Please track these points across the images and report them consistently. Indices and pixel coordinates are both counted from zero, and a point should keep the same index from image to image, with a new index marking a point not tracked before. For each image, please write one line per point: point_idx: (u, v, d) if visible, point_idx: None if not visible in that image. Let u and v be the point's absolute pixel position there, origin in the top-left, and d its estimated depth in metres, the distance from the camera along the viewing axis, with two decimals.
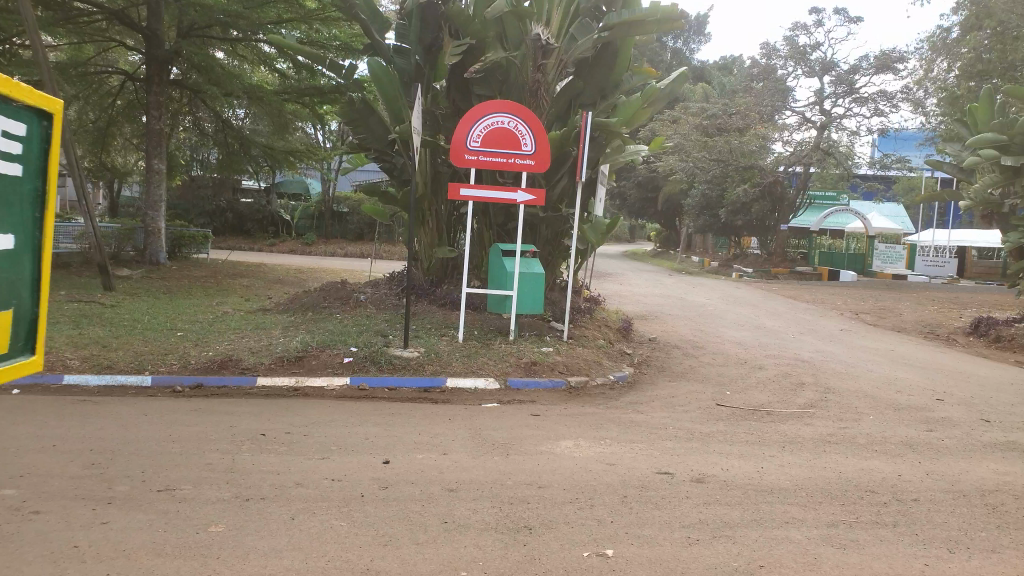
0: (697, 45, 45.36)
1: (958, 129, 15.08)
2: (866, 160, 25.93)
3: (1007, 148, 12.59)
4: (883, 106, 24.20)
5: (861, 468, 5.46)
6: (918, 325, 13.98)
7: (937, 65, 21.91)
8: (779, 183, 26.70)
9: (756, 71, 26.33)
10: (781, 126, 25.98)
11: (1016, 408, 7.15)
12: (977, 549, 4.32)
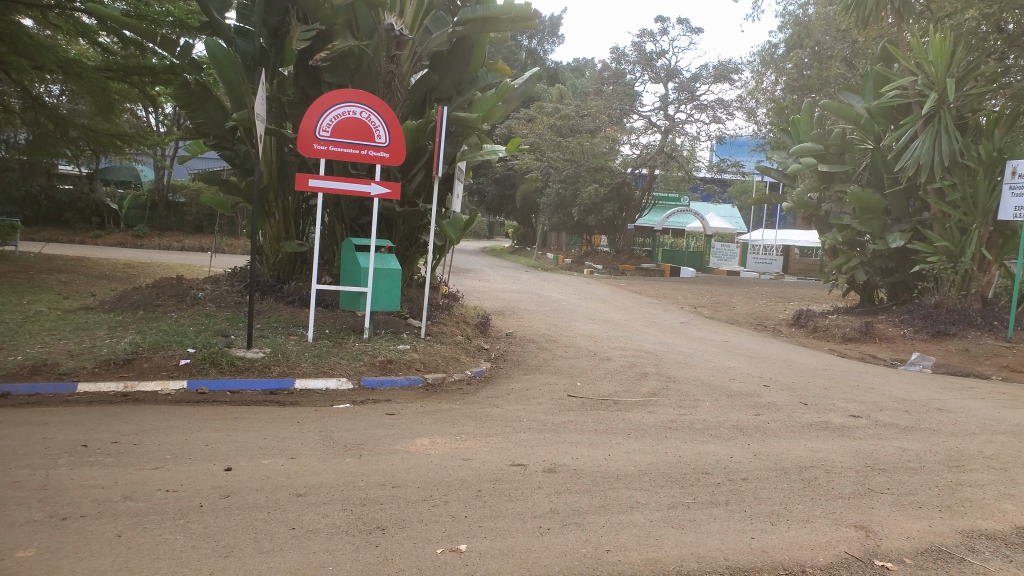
0: (550, 46, 46.41)
1: (783, 138, 16.40)
2: (704, 165, 28.04)
3: (823, 157, 14.54)
4: (721, 114, 25.90)
5: (699, 452, 5.87)
6: (748, 317, 15.14)
7: (766, 80, 23.83)
8: (626, 184, 28.18)
9: (607, 74, 27.33)
10: (629, 129, 27.28)
11: (830, 392, 7.95)
12: (794, 520, 4.91)
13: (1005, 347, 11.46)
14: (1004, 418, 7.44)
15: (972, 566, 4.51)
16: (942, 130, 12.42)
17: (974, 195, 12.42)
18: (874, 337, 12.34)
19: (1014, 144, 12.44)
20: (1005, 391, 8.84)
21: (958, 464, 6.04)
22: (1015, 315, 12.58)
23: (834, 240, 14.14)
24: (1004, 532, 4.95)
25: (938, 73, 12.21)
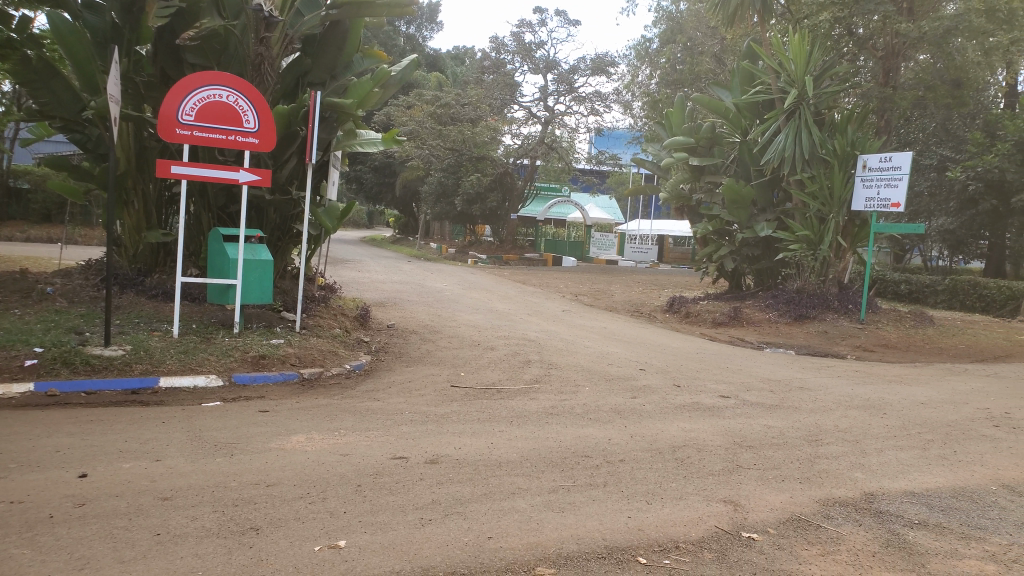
0: (430, 33, 46.15)
1: (657, 130, 16.95)
2: (584, 156, 28.61)
3: (694, 149, 15.30)
4: (598, 106, 26.60)
5: (579, 436, 6.01)
6: (626, 305, 15.66)
7: (641, 74, 24.28)
8: (509, 174, 28.73)
9: (487, 63, 27.49)
10: (510, 119, 27.87)
11: (701, 373, 8.36)
12: (669, 497, 5.15)
13: (857, 329, 12.47)
14: (854, 394, 8.10)
15: (826, 531, 4.93)
16: (802, 124, 13.24)
17: (831, 186, 13.27)
18: (741, 321, 13.05)
19: (863, 139, 13.60)
20: (856, 368, 9.62)
21: (815, 438, 6.52)
22: (866, 298, 13.68)
23: (705, 229, 14.86)
24: (853, 498, 5.45)
25: (797, 71, 13.07)
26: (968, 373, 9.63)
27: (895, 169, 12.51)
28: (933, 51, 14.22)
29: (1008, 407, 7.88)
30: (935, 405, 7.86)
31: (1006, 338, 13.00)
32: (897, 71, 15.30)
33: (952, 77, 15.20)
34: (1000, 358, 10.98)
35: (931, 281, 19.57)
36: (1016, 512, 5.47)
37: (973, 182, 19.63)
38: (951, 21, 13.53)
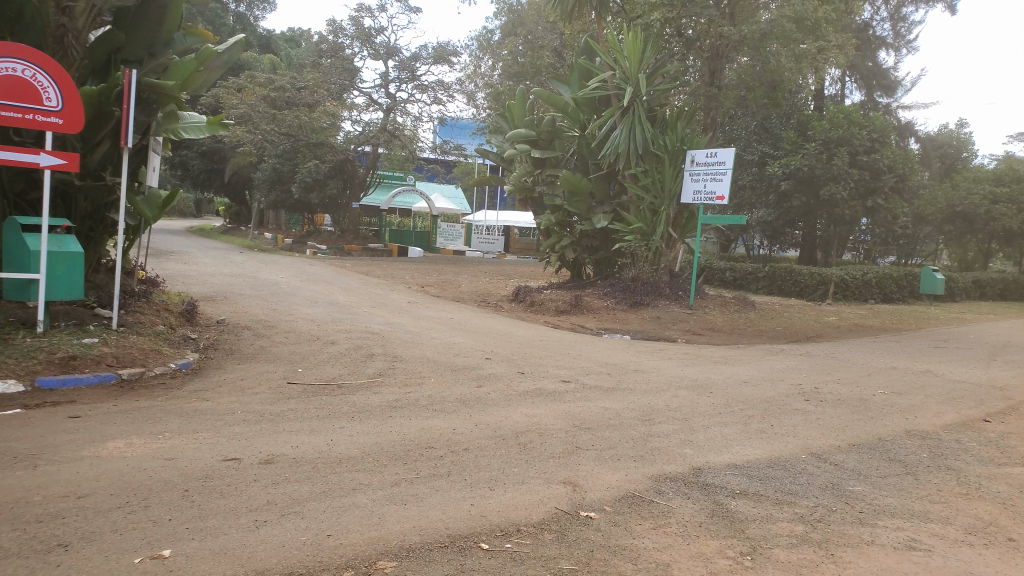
0: (262, 13, 44.07)
1: (499, 122, 17.17)
2: (428, 146, 28.44)
3: (536, 142, 15.56)
4: (441, 96, 26.63)
5: (422, 428, 5.99)
6: (472, 295, 15.79)
7: (483, 65, 25.00)
8: (349, 161, 28.11)
9: (325, 46, 26.92)
10: (351, 105, 27.00)
11: (544, 360, 8.58)
12: (511, 482, 5.28)
13: (686, 314, 13.34)
14: (684, 374, 8.64)
15: (658, 506, 5.27)
16: (636, 121, 13.92)
17: (661, 179, 14.25)
18: (582, 309, 13.54)
19: (691, 136, 14.56)
20: (686, 351, 10.25)
21: (649, 418, 6.88)
22: (694, 286, 14.77)
23: (548, 220, 15.26)
24: (682, 472, 5.85)
25: (632, 69, 13.72)
26: (783, 352, 10.55)
27: (720, 164, 13.49)
28: (752, 53, 15.56)
29: (817, 382, 8.73)
30: (755, 382, 8.56)
31: (814, 319, 14.38)
32: (721, 72, 16.47)
33: (767, 80, 16.64)
34: (810, 337, 12.14)
35: (752, 269, 21.14)
36: (820, 477, 6.10)
37: (787, 179, 21.32)
38: (766, 25, 14.99)
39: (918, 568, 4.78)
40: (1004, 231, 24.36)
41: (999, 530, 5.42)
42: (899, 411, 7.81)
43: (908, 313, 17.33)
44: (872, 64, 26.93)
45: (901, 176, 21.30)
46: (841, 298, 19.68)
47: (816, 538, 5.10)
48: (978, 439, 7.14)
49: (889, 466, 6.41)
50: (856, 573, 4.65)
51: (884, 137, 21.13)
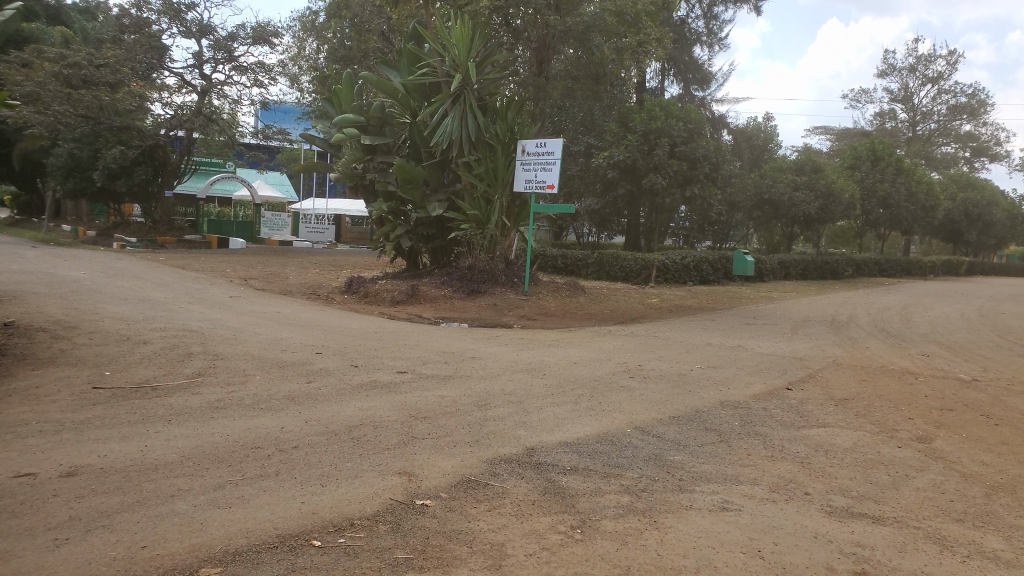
0: None
1: (325, 108, 16.63)
2: (248, 130, 27.72)
3: (365, 128, 15.15)
4: (262, 78, 25.59)
5: (248, 428, 5.75)
6: (302, 287, 15.31)
7: (308, 46, 23.71)
8: (161, 147, 26.65)
9: (126, 22, 24.86)
10: (159, 86, 25.41)
11: (378, 352, 8.49)
12: (345, 477, 5.18)
13: (521, 301, 13.76)
14: (518, 358, 8.88)
15: (493, 488, 5.38)
16: (466, 108, 14.15)
17: (495, 168, 14.69)
18: (418, 299, 13.54)
19: (520, 125, 15.10)
20: (521, 336, 10.52)
21: (484, 403, 7.01)
22: (530, 273, 15.33)
23: (381, 209, 15.00)
24: (516, 454, 6.01)
25: (459, 56, 13.88)
26: (611, 333, 11.11)
27: (549, 154, 14.12)
28: (578, 46, 16.00)
29: (641, 360, 9.29)
30: (585, 362, 8.98)
31: (640, 302, 15.24)
32: (548, 61, 16.90)
33: (592, 73, 16.83)
34: (636, 319, 12.87)
35: (582, 255, 22.10)
36: (644, 449, 6.48)
37: (612, 168, 22.41)
38: (590, 17, 15.48)
39: (729, 527, 5.22)
40: (804, 216, 26.97)
41: (798, 486, 6.03)
42: (714, 383, 8.47)
43: (722, 293, 18.78)
44: (688, 58, 28.85)
45: (715, 165, 22.91)
46: (663, 282, 20.91)
47: (640, 507, 5.42)
48: (780, 405, 7.89)
49: (705, 435, 6.94)
50: (675, 536, 5.01)
51: (699, 128, 22.59)
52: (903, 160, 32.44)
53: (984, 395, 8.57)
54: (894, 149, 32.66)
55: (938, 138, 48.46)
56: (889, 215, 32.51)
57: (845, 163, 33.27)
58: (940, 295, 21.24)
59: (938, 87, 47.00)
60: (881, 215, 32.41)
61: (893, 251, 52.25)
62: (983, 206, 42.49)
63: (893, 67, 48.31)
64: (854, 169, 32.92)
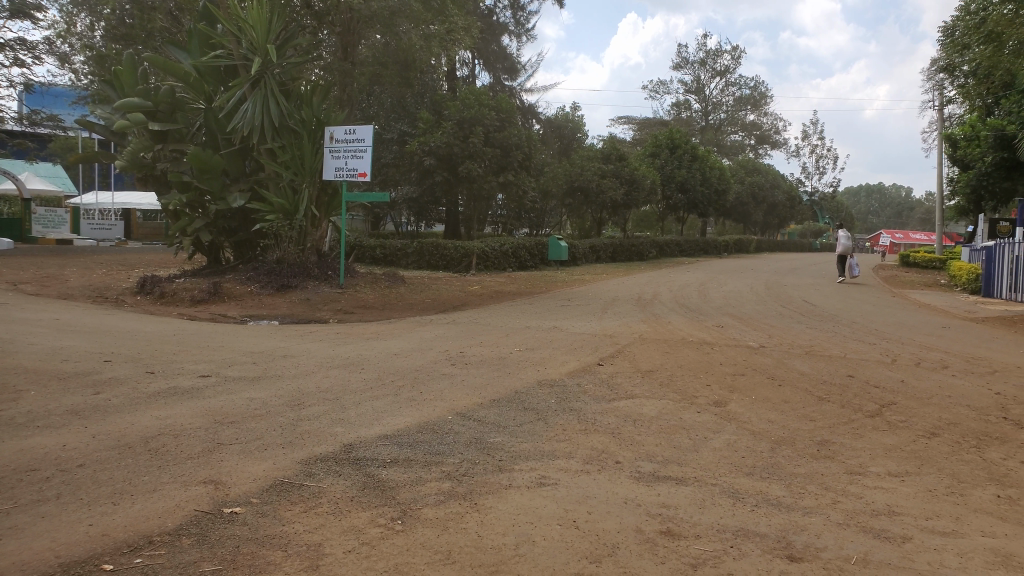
0: None
1: (104, 91, 15.20)
2: (11, 116, 25.19)
3: (153, 113, 14.06)
4: (24, 56, 22.99)
5: (21, 450, 5.17)
6: (85, 290, 13.94)
7: (80, 23, 20.60)
8: None
9: None
10: None
11: (177, 356, 7.95)
12: (141, 492, 4.80)
13: (335, 295, 13.53)
14: (334, 354, 8.65)
15: (308, 489, 5.20)
16: (267, 94, 13.77)
17: (301, 156, 14.32)
18: (222, 296, 12.83)
19: (327, 113, 14.81)
20: (337, 331, 10.26)
21: (298, 402, 6.78)
22: (343, 265, 15.29)
23: (176, 201, 14.02)
24: (333, 452, 5.85)
25: (258, 38, 13.43)
26: (431, 322, 11.14)
27: (359, 141, 13.86)
28: (384, 31, 15.87)
29: (461, 346, 9.41)
30: (405, 353, 8.94)
31: (460, 290, 15.42)
32: (355, 48, 16.60)
33: (401, 58, 16.68)
34: (456, 307, 13.00)
35: (401, 245, 22.13)
36: (465, 434, 6.55)
37: (428, 157, 22.46)
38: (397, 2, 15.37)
39: (546, 501, 5.41)
40: (611, 202, 28.61)
41: (610, 456, 6.37)
42: (531, 364, 8.75)
43: (538, 278, 19.40)
44: (498, 48, 29.46)
45: (526, 154, 23.67)
46: (483, 269, 21.20)
47: (461, 491, 5.47)
48: (593, 381, 8.31)
49: (523, 415, 7.15)
50: (495, 516, 5.12)
51: (510, 117, 23.11)
52: (697, 147, 35.25)
53: (768, 359, 9.54)
54: (689, 138, 35.40)
55: (727, 127, 53.18)
56: (687, 199, 35.26)
57: (648, 151, 35.54)
58: (731, 272, 23.40)
59: (725, 79, 51.53)
60: (680, 199, 35.04)
61: (691, 232, 56.80)
62: (765, 188, 47.28)
63: (686, 60, 52.26)
64: (654, 157, 35.28)
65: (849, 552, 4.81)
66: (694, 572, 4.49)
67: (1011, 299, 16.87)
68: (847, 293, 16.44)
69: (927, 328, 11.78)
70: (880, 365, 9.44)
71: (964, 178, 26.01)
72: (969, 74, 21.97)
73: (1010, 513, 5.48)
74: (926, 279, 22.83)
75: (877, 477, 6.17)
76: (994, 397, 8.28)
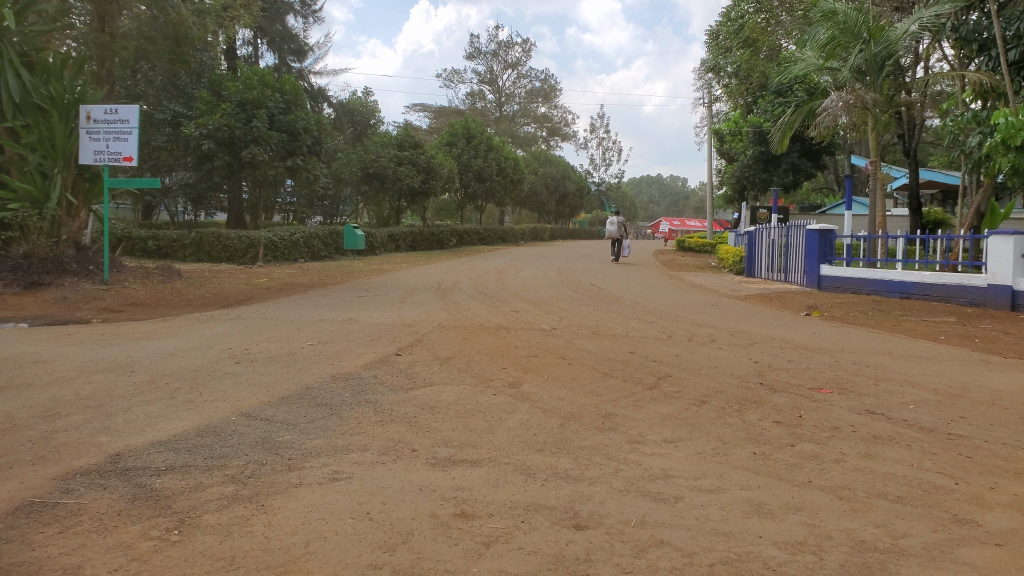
0: None
1: None
2: None
3: None
4: None
5: None
6: None
7: None
8: None
9: None
10: None
11: None
12: None
13: (101, 293, 12.30)
14: (99, 357, 7.93)
15: (65, 507, 4.72)
16: (4, 64, 12.24)
17: (51, 137, 13.03)
18: None
19: (82, 90, 13.49)
20: (102, 331, 9.37)
21: (52, 413, 6.16)
22: (109, 259, 14.04)
23: None
24: (96, 464, 5.35)
25: None
26: (213, 318, 10.51)
27: (123, 122, 13.01)
28: (150, 5, 15.08)
29: (247, 343, 9.02)
30: (183, 353, 8.41)
31: (247, 283, 14.65)
32: (114, 17, 15.07)
33: (171, 33, 15.99)
34: (245, 301, 12.35)
35: (177, 237, 20.62)
36: (250, 435, 6.27)
37: (206, 140, 21.08)
38: None
39: (339, 496, 5.31)
40: (408, 189, 28.69)
41: (405, 445, 6.38)
42: (325, 358, 8.56)
43: (333, 269, 18.93)
44: (282, 28, 28.36)
45: (316, 140, 23.08)
46: (271, 260, 20.41)
47: (245, 494, 5.23)
48: (390, 371, 8.29)
49: (315, 410, 6.96)
50: (285, 516, 4.94)
51: (296, 99, 22.47)
52: (492, 138, 36.23)
53: (559, 340, 10.04)
54: (483, 128, 36.29)
55: (520, 118, 55.22)
56: (484, 188, 36.19)
57: (444, 140, 35.89)
58: (527, 258, 24.31)
59: (517, 71, 53.61)
60: (477, 188, 35.84)
61: (489, 221, 58.41)
62: (557, 179, 49.72)
63: (479, 51, 53.54)
64: (451, 146, 35.73)
65: (629, 516, 5.19)
66: (487, 550, 4.63)
67: (768, 278, 19.06)
68: (629, 276, 17.69)
69: (697, 307, 13.01)
70: (659, 341, 10.29)
71: (729, 170, 29.01)
72: (732, 75, 25.31)
73: (763, 466, 6.21)
74: (700, 262, 25.19)
75: (654, 444, 6.72)
76: (753, 365, 9.33)
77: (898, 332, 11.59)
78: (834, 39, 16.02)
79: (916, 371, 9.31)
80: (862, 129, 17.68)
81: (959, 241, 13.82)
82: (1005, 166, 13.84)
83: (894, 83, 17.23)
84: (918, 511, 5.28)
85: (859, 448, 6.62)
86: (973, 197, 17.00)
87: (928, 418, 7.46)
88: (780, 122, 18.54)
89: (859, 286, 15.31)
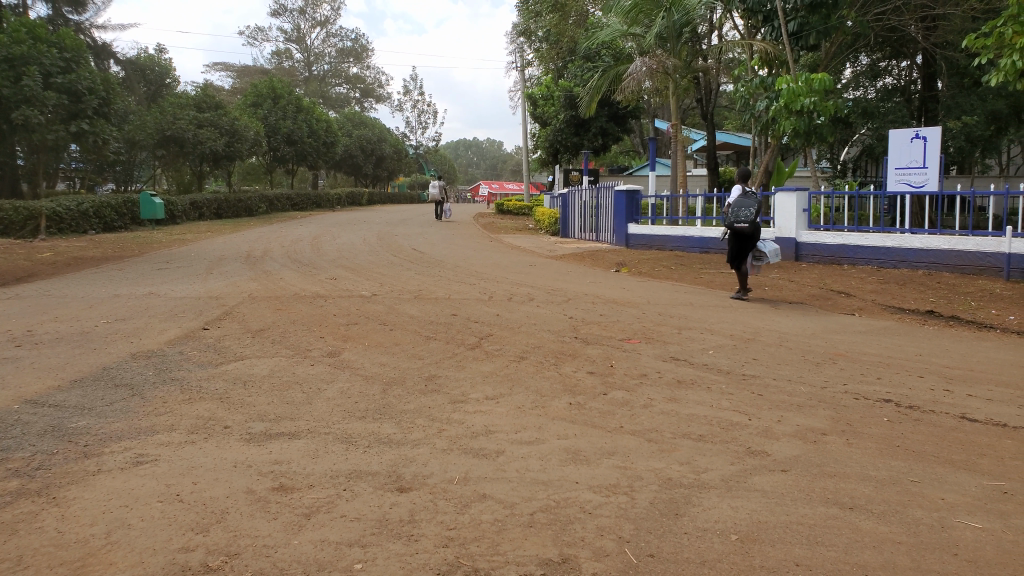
0: None
1: None
2: None
3: None
4: None
5: None
6: None
7: None
8: None
9: None
10: None
11: None
12: None
13: None
14: None
15: None
16: None
17: None
18: None
19: None
20: None
21: None
22: None
23: None
24: None
25: None
26: None
27: None
28: None
29: (29, 325, 8.19)
30: None
31: (25, 258, 13.17)
32: None
33: None
34: (23, 279, 11.11)
35: None
36: (37, 423, 5.75)
37: None
38: None
39: (144, 480, 5.00)
40: (211, 153, 26.99)
41: (216, 423, 6.10)
42: (123, 336, 7.97)
43: (127, 241, 17.50)
44: None
45: (103, 100, 21.16)
46: (56, 234, 18.53)
47: (34, 487, 4.79)
48: (197, 347, 7.85)
49: (113, 393, 6.48)
50: (81, 507, 4.59)
51: (76, 56, 20.54)
52: (301, 98, 34.86)
53: (380, 306, 9.99)
54: (291, 88, 34.73)
55: (331, 78, 53.65)
56: (295, 151, 34.78)
57: (248, 101, 33.97)
58: (343, 224, 23.72)
59: (326, 30, 51.90)
60: (288, 151, 34.45)
61: (302, 185, 56.48)
62: (372, 142, 49.11)
63: (285, 7, 51.10)
64: (256, 106, 33.89)
65: (453, 474, 5.34)
66: (308, 521, 4.58)
67: (582, 239, 20.01)
68: (450, 239, 17.83)
69: (515, 267, 13.41)
70: (480, 302, 10.53)
71: (543, 133, 29.91)
72: (542, 40, 26.16)
73: (578, 416, 6.60)
74: (518, 224, 25.89)
75: (476, 402, 6.91)
76: (568, 321, 9.82)
77: (697, 284, 12.62)
78: (637, 6, 16.87)
79: (714, 319, 10.21)
80: (665, 94, 18.81)
81: (752, 198, 15.26)
82: (788, 128, 15.29)
83: (691, 50, 18.52)
84: (716, 446, 5.86)
85: (664, 393, 7.20)
86: (764, 157, 18.59)
87: (725, 362, 8.27)
88: (588, 87, 19.31)
89: (663, 242, 16.51)
